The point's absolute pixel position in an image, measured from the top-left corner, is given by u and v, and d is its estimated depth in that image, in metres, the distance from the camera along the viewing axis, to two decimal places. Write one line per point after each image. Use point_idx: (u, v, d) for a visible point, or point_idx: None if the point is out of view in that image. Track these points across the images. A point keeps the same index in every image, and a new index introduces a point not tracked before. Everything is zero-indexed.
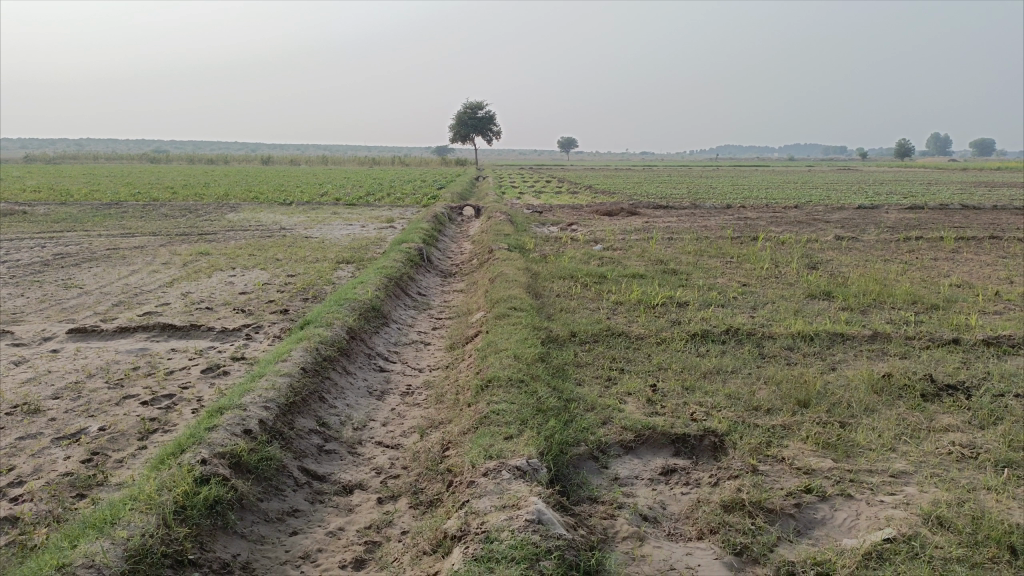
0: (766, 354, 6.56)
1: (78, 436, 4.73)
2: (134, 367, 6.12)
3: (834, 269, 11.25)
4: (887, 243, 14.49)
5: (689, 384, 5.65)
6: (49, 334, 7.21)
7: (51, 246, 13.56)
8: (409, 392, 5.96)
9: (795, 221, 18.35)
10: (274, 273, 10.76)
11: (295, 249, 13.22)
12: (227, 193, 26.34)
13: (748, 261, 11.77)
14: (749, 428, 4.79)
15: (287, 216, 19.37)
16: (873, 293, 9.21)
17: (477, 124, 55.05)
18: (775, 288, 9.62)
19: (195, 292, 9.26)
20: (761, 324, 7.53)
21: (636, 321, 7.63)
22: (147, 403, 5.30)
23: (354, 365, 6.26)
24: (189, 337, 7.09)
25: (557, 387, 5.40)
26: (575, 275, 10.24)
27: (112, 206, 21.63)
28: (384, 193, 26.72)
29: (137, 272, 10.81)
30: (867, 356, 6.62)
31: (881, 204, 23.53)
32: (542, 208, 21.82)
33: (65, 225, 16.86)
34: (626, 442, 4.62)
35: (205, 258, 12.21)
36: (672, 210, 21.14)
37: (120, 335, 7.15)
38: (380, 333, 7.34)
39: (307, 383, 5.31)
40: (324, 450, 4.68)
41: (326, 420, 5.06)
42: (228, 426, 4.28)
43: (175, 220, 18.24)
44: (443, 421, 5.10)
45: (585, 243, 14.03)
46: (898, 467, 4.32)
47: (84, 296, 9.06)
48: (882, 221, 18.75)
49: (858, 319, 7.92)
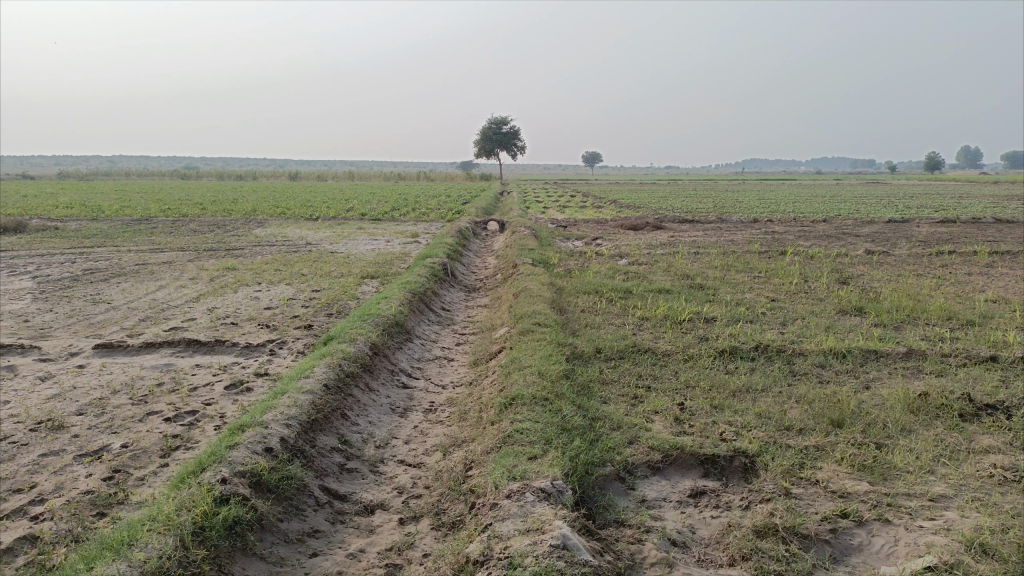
0: (796, 371, 6.40)
1: (100, 453, 4.72)
2: (158, 383, 6.12)
3: (865, 284, 11.03)
4: (919, 258, 14.20)
5: (717, 402, 5.51)
6: (76, 349, 7.25)
7: (81, 261, 13.73)
8: (431, 409, 5.89)
9: (823, 235, 18.10)
10: (299, 288, 10.78)
11: (320, 264, 13.27)
12: (254, 209, 26.62)
13: (777, 276, 11.58)
14: (781, 449, 4.65)
15: (313, 232, 19.50)
16: (905, 308, 9.00)
17: (501, 139, 55.26)
18: (805, 303, 9.44)
19: (220, 308, 9.30)
20: (790, 341, 7.37)
21: (662, 337, 7.50)
22: (170, 420, 5.28)
23: (377, 381, 6.21)
24: (214, 353, 7.08)
25: (582, 405, 5.30)
26: (600, 290, 10.14)
27: (142, 222, 21.93)
28: (409, 208, 26.84)
29: (163, 287, 10.90)
30: (902, 374, 6.43)
31: (911, 218, 23.16)
32: (567, 223, 21.73)
33: (95, 241, 17.11)
34: (653, 463, 4.50)
35: (230, 273, 12.28)
36: (698, 225, 20.96)
37: (146, 351, 7.17)
38: (403, 349, 7.29)
39: (329, 399, 5.26)
40: (346, 469, 4.61)
41: (348, 438, 5.00)
42: (249, 444, 4.23)
43: (203, 236, 18.43)
44: (467, 439, 5.02)
45: (610, 257, 13.92)
46: (938, 491, 4.15)
47: (112, 311, 9.13)
48: (913, 235, 18.42)
49: (891, 335, 7.72)
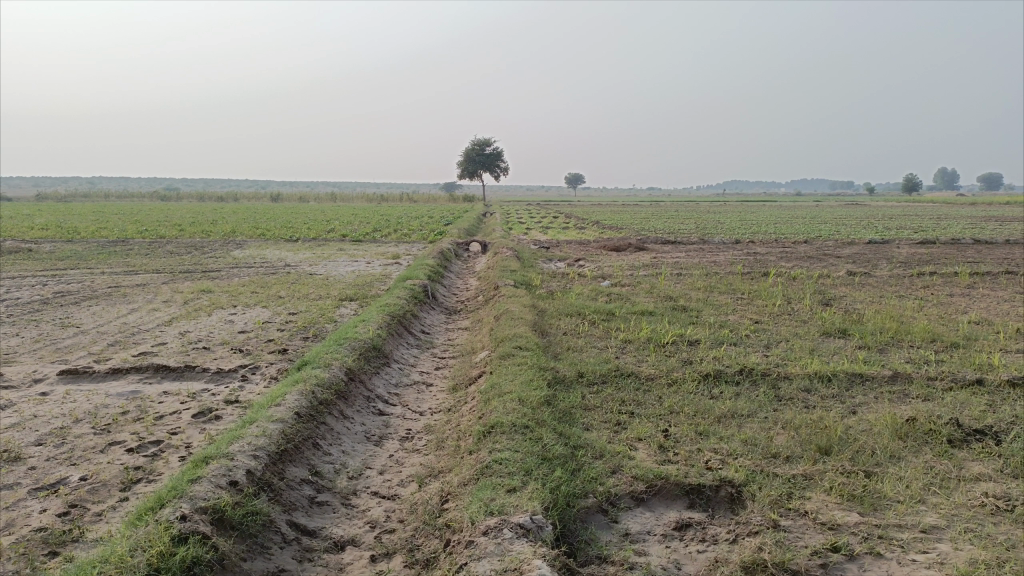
0: (782, 396, 6.27)
1: (57, 486, 4.48)
2: (123, 411, 5.87)
3: (848, 306, 10.97)
4: (900, 279, 14.22)
5: (702, 429, 5.36)
6: (39, 376, 6.99)
7: (53, 284, 13.42)
8: (408, 437, 5.69)
9: (805, 256, 18.10)
10: (275, 311, 10.55)
11: (298, 287, 13.04)
12: (233, 230, 26.34)
13: (759, 298, 11.51)
14: (769, 479, 4.50)
15: (293, 253, 19.26)
16: (889, 330, 8.93)
17: (485, 161, 55.31)
18: (789, 326, 9.34)
19: (193, 331, 9.05)
20: (775, 364, 7.25)
21: (645, 361, 7.35)
22: (133, 451, 5.05)
23: (352, 408, 6.00)
24: (183, 379, 6.85)
25: (564, 433, 5.13)
26: (582, 313, 10.00)
27: (118, 243, 21.57)
28: (391, 229, 26.69)
29: (136, 310, 10.62)
30: (888, 398, 6.32)
31: (890, 239, 23.32)
32: (549, 244, 21.65)
33: (69, 263, 16.77)
34: (637, 493, 4.33)
35: (206, 296, 12.02)
36: (680, 246, 20.95)
37: (112, 377, 6.92)
38: (380, 374, 7.09)
39: (301, 428, 5.05)
40: (316, 502, 4.41)
41: (320, 469, 4.80)
42: (213, 477, 4.02)
43: (180, 258, 18.13)
44: (443, 470, 4.83)
45: (592, 279, 13.81)
46: (930, 521, 4.01)
47: (81, 336, 8.86)
48: (894, 256, 18.48)
49: (876, 358, 7.62)
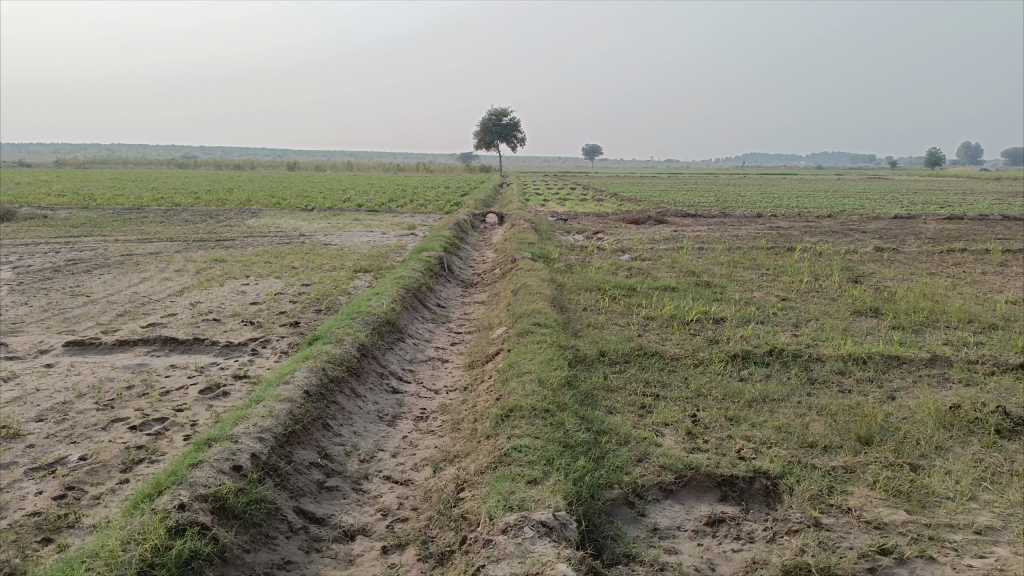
0: (815, 379, 5.95)
1: (55, 467, 4.27)
2: (128, 386, 5.65)
3: (878, 283, 10.58)
4: (930, 256, 13.76)
5: (733, 414, 5.06)
6: (45, 347, 6.78)
7: (66, 251, 13.26)
8: (422, 418, 5.43)
9: (830, 231, 17.63)
10: (288, 282, 10.31)
11: (312, 257, 12.80)
12: (249, 199, 26.10)
13: (785, 274, 11.13)
14: (807, 471, 4.21)
15: (307, 222, 19.00)
16: (924, 310, 8.56)
17: (502, 132, 54.70)
18: (818, 304, 8.98)
19: (204, 302, 8.83)
20: (807, 344, 6.92)
21: (669, 339, 7.05)
22: (135, 429, 4.83)
23: (364, 386, 5.76)
24: (191, 352, 6.62)
25: (587, 417, 4.85)
26: (602, 287, 9.68)
27: (133, 211, 21.36)
28: (407, 199, 26.36)
29: (147, 280, 10.42)
30: (928, 383, 5.99)
31: (918, 214, 22.72)
32: (566, 216, 21.23)
33: (83, 229, 16.62)
34: (665, 485, 4.06)
35: (218, 265, 11.80)
36: (701, 219, 20.47)
37: (119, 349, 6.71)
38: (394, 350, 6.83)
39: (310, 408, 4.81)
40: (325, 487, 4.17)
41: (330, 452, 4.56)
42: (214, 462, 3.78)
43: (195, 226, 17.90)
44: (459, 454, 4.57)
45: (612, 253, 13.45)
46: (984, 522, 3.71)
47: (89, 305, 8.66)
48: (922, 232, 17.97)
49: (912, 339, 7.29)
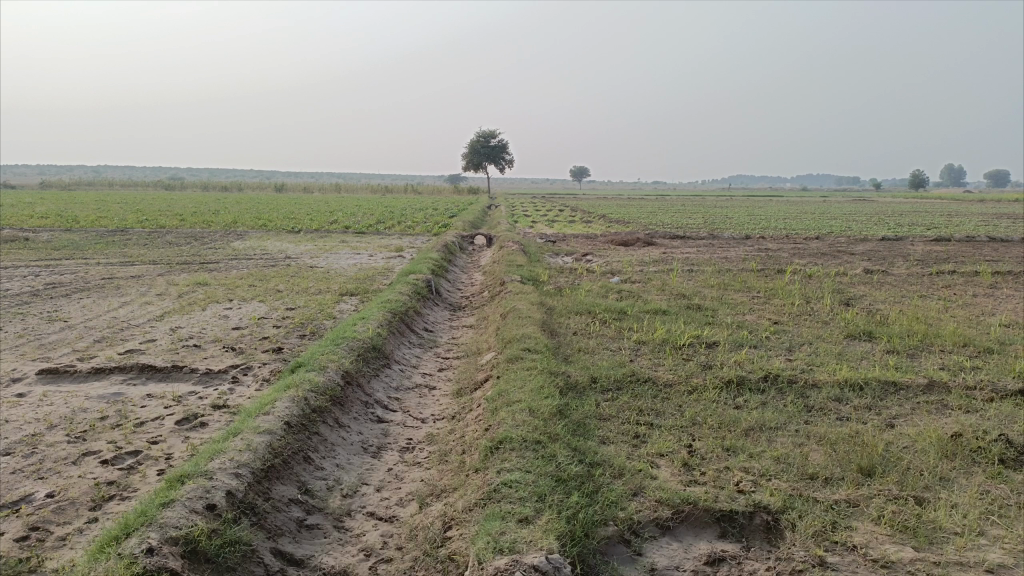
0: (812, 406, 5.80)
1: (19, 505, 4.05)
2: (101, 416, 5.43)
3: (870, 306, 10.50)
4: (920, 277, 13.71)
5: (730, 444, 4.90)
6: (17, 375, 6.53)
7: (45, 275, 12.99)
8: (408, 449, 5.23)
9: (820, 253, 17.59)
10: (272, 306, 10.10)
11: (298, 280, 12.60)
12: (234, 220, 25.90)
13: (777, 297, 11.02)
14: (809, 505, 4.04)
15: (293, 245, 18.81)
16: (918, 334, 8.45)
17: (490, 154, 54.80)
18: (810, 327, 8.86)
19: (185, 328, 8.59)
20: (802, 370, 6.78)
21: (661, 365, 6.89)
22: (107, 463, 4.61)
23: (348, 416, 5.55)
24: (169, 381, 6.40)
25: (579, 448, 4.67)
26: (592, 311, 9.54)
27: (117, 233, 21.11)
28: (395, 221, 26.27)
29: (127, 304, 10.18)
30: (927, 410, 5.84)
31: (904, 236, 22.84)
32: (555, 237, 21.12)
33: (64, 252, 16.36)
34: (662, 521, 3.88)
35: (201, 289, 11.57)
36: (690, 241, 20.42)
37: (94, 378, 6.47)
38: (379, 377, 6.64)
39: (290, 441, 4.60)
40: (305, 526, 3.96)
41: (311, 487, 4.35)
42: (187, 501, 3.57)
43: (179, 248, 17.67)
44: (446, 488, 4.37)
45: (601, 275, 13.34)
46: (995, 560, 3.55)
47: (67, 331, 8.41)
48: (910, 253, 17.98)
49: (907, 364, 7.17)
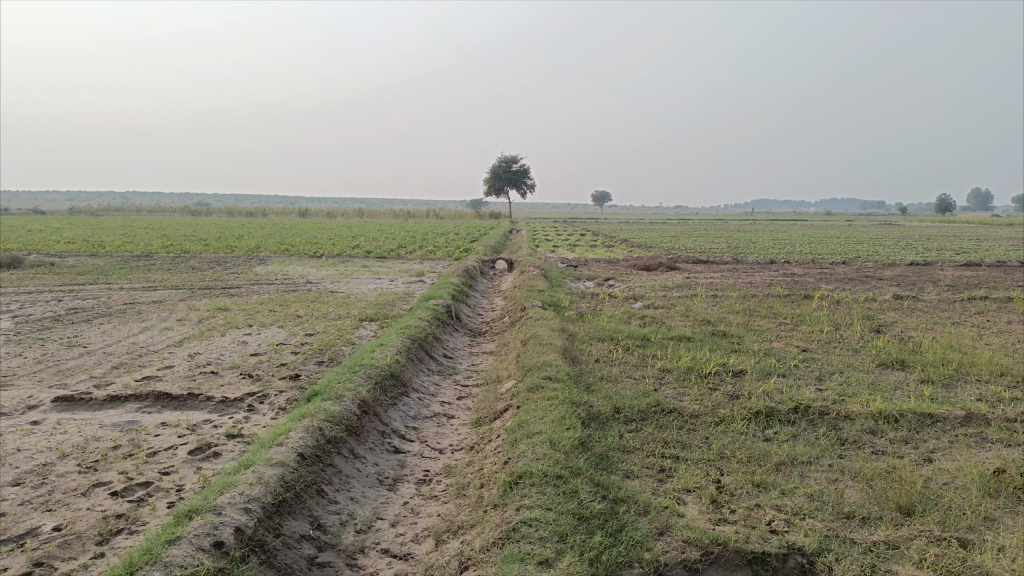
0: (845, 439, 5.57)
1: (25, 539, 3.94)
2: (114, 446, 5.33)
3: (901, 333, 10.22)
4: (952, 304, 13.37)
5: (760, 480, 4.68)
6: (33, 402, 6.48)
7: (68, 300, 13.06)
8: (425, 481, 5.07)
9: (847, 278, 17.28)
10: (291, 332, 10.03)
11: (317, 305, 12.54)
12: (258, 245, 26.06)
13: (804, 324, 10.77)
14: (846, 547, 3.83)
15: (315, 269, 18.83)
16: (953, 362, 8.17)
17: (511, 178, 54.94)
18: (840, 355, 8.61)
19: (202, 354, 8.53)
20: (833, 400, 6.54)
21: (687, 394, 6.69)
22: (117, 495, 4.50)
23: (364, 447, 5.41)
24: (185, 409, 6.30)
25: (602, 483, 4.49)
26: (615, 337, 9.36)
27: (142, 258, 21.29)
28: (416, 246, 26.27)
29: (147, 329, 10.16)
30: (966, 444, 5.58)
31: (933, 260, 22.40)
32: (577, 262, 20.97)
33: (89, 277, 16.49)
34: (690, 563, 3.68)
35: (221, 314, 11.54)
36: (713, 266, 20.18)
37: (109, 406, 6.39)
38: (397, 405, 6.50)
39: (304, 474, 4.47)
40: (317, 564, 3.81)
41: (324, 522, 4.21)
42: (194, 538, 3.44)
43: (202, 273, 17.76)
44: (463, 525, 4.20)
45: (623, 300, 13.16)
46: None
47: (86, 357, 8.38)
48: (940, 278, 17.60)
49: (943, 395, 6.90)
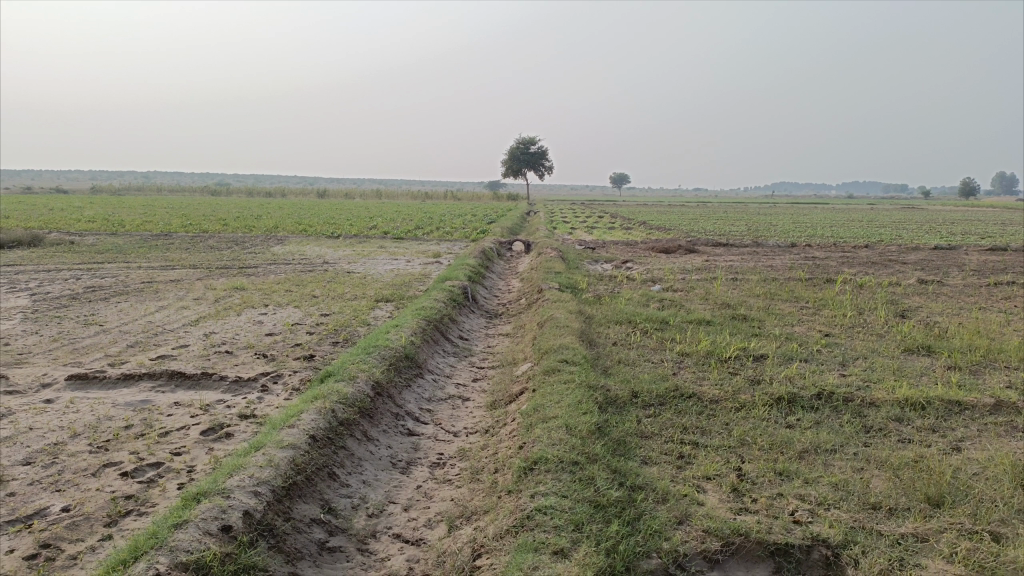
0: (870, 427, 5.41)
1: (33, 520, 3.89)
2: (126, 425, 5.28)
3: (926, 318, 10.00)
4: (978, 289, 13.08)
5: (783, 468, 4.55)
6: (47, 380, 6.45)
7: (87, 278, 13.08)
8: (439, 464, 4.99)
9: (869, 262, 16.98)
10: (307, 312, 9.97)
11: (333, 285, 12.48)
12: (276, 226, 26.08)
13: (827, 308, 10.57)
14: (872, 539, 3.70)
15: (332, 250, 18.81)
16: (980, 349, 7.96)
17: (529, 160, 54.56)
18: (864, 340, 8.41)
19: (217, 333, 8.48)
20: (857, 386, 6.37)
21: (707, 379, 6.55)
22: (127, 475, 4.45)
23: (377, 429, 5.33)
24: (198, 389, 6.25)
25: (620, 470, 4.37)
26: (633, 320, 9.21)
27: (161, 238, 21.34)
28: (433, 227, 26.20)
29: (163, 308, 10.14)
30: (996, 433, 5.41)
31: (958, 245, 21.99)
32: (595, 245, 20.73)
33: (108, 256, 16.53)
34: (710, 554, 3.56)
35: (237, 293, 11.51)
36: (733, 249, 19.91)
37: (123, 385, 6.34)
38: (411, 387, 6.41)
39: (315, 456, 4.39)
40: (327, 548, 3.73)
41: (335, 506, 4.13)
42: (201, 522, 3.37)
43: (220, 253, 17.76)
44: (476, 511, 4.10)
45: (642, 282, 12.99)
46: None
47: (101, 335, 8.36)
48: (965, 263, 17.25)
49: (971, 381, 6.71)
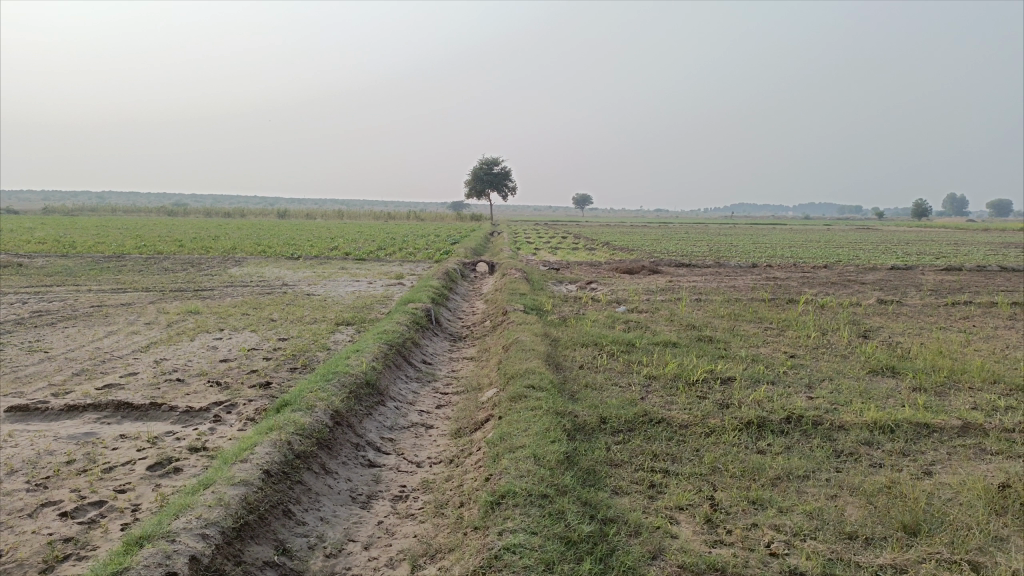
0: (841, 452, 5.33)
1: None
2: (68, 460, 4.97)
3: (888, 338, 10.05)
4: (936, 309, 13.25)
5: (757, 497, 4.43)
6: None
7: (33, 302, 12.57)
8: (401, 498, 4.77)
9: (830, 282, 17.16)
10: (265, 336, 9.66)
11: (293, 308, 12.16)
12: (234, 247, 25.56)
13: (791, 328, 10.57)
14: (851, 571, 3.58)
15: (292, 271, 18.45)
16: (943, 370, 7.97)
17: (493, 180, 54.54)
18: (829, 362, 8.38)
19: (169, 360, 8.13)
20: (826, 409, 6.31)
21: (675, 403, 6.43)
22: (67, 516, 4.15)
23: (336, 461, 5.10)
24: (146, 420, 5.94)
25: (590, 502, 4.20)
26: (599, 342, 9.08)
27: (114, 259, 20.72)
28: (396, 248, 25.94)
29: (113, 334, 9.74)
30: (965, 456, 5.37)
31: (914, 264, 22.41)
32: (558, 266, 20.66)
33: (57, 279, 15.96)
34: None
35: (192, 318, 11.13)
36: (696, 269, 19.99)
37: (66, 416, 6.00)
38: (372, 416, 6.18)
39: (269, 493, 4.14)
40: None
41: (290, 547, 3.89)
42: (142, 569, 3.11)
43: (175, 275, 17.28)
44: (441, 549, 3.90)
45: (606, 304, 12.91)
46: None
47: (45, 363, 7.96)
48: (921, 283, 17.51)
49: (937, 402, 6.69)
